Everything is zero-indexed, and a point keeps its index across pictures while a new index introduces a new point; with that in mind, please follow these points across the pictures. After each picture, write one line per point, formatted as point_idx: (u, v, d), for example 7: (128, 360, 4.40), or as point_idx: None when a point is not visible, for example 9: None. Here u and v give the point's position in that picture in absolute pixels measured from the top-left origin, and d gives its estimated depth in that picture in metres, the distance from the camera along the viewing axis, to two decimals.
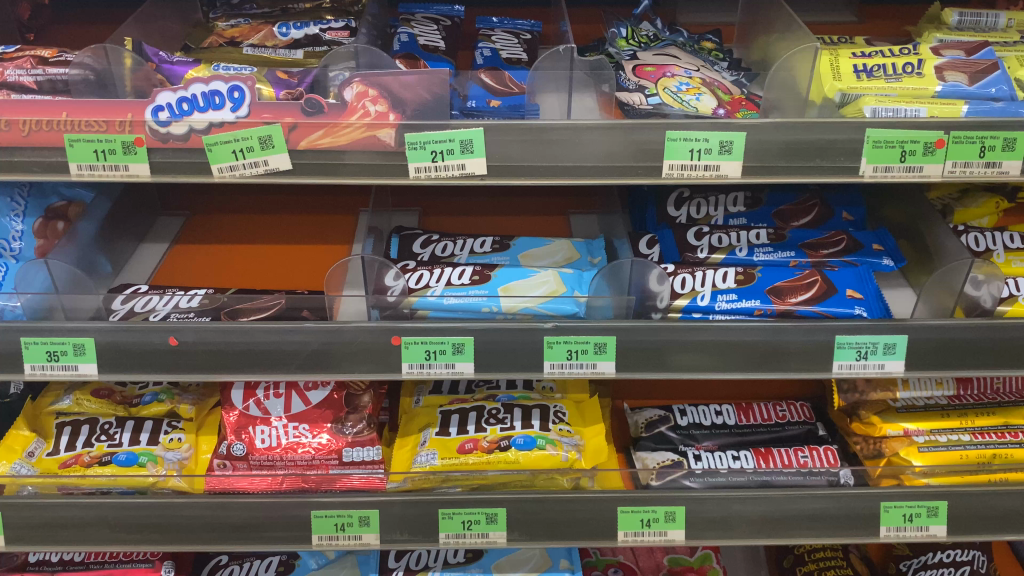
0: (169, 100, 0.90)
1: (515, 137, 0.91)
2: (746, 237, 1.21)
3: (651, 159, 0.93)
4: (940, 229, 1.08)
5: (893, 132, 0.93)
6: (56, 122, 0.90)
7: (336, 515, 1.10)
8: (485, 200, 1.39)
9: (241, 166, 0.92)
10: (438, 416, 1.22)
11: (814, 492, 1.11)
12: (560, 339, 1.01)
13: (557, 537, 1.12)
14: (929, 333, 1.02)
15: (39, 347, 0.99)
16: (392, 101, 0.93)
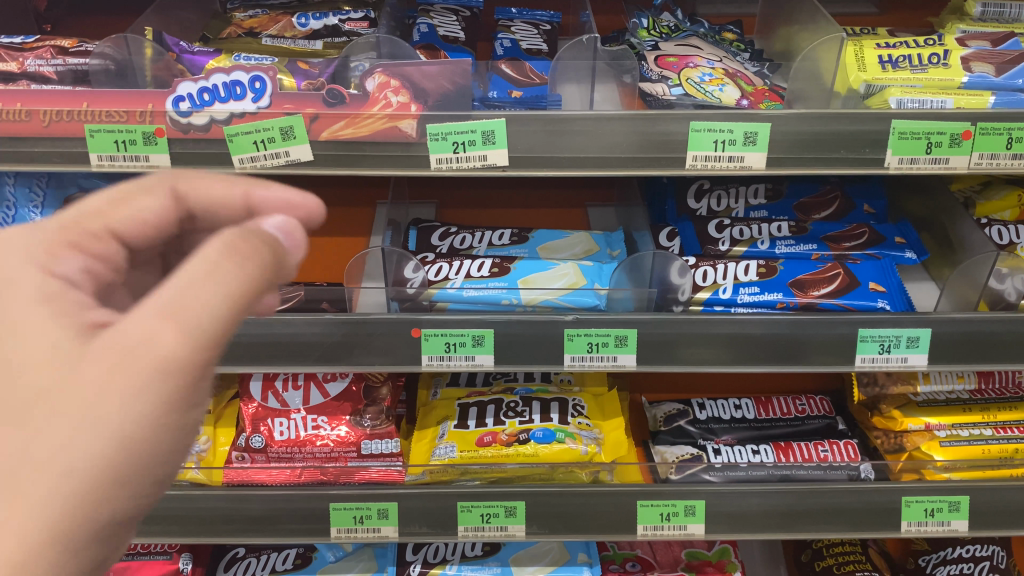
0: (190, 90, 0.90)
1: (536, 127, 0.90)
2: (768, 229, 1.20)
3: (673, 151, 0.92)
4: (963, 222, 1.08)
5: (919, 124, 0.92)
6: (77, 113, 0.90)
7: (355, 507, 1.10)
8: (502, 192, 1.38)
9: (262, 157, 0.92)
10: (457, 409, 1.22)
11: (837, 486, 1.10)
12: (581, 331, 1.00)
13: (575, 530, 1.12)
14: (952, 326, 1.01)
15: None
16: (414, 92, 0.93)
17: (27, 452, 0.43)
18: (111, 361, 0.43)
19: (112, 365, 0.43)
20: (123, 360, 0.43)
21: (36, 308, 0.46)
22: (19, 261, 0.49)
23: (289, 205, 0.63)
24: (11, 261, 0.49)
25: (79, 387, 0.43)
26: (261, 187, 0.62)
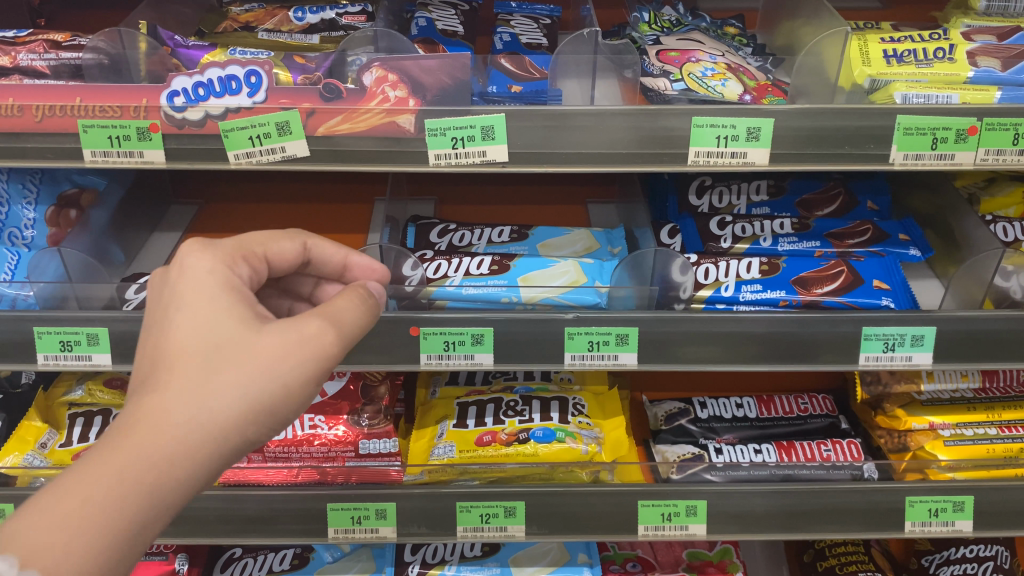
0: (185, 85, 0.88)
1: (537, 122, 0.89)
2: (769, 226, 1.19)
3: (676, 146, 0.91)
4: (968, 219, 1.07)
5: (925, 119, 0.90)
6: (70, 107, 0.89)
7: (353, 507, 1.08)
8: (501, 189, 1.37)
9: (258, 153, 0.90)
10: (456, 408, 1.21)
11: (840, 486, 1.09)
12: (582, 330, 0.99)
13: (575, 530, 1.10)
14: (958, 324, 1.00)
15: (52, 336, 0.97)
16: (412, 86, 0.91)
17: (206, 388, 0.56)
18: (287, 338, 0.59)
19: (284, 341, 0.58)
20: (297, 339, 0.59)
21: (222, 289, 0.61)
22: (212, 260, 0.64)
23: (371, 268, 0.86)
24: (208, 259, 0.63)
25: (257, 348, 0.58)
26: (353, 256, 0.84)
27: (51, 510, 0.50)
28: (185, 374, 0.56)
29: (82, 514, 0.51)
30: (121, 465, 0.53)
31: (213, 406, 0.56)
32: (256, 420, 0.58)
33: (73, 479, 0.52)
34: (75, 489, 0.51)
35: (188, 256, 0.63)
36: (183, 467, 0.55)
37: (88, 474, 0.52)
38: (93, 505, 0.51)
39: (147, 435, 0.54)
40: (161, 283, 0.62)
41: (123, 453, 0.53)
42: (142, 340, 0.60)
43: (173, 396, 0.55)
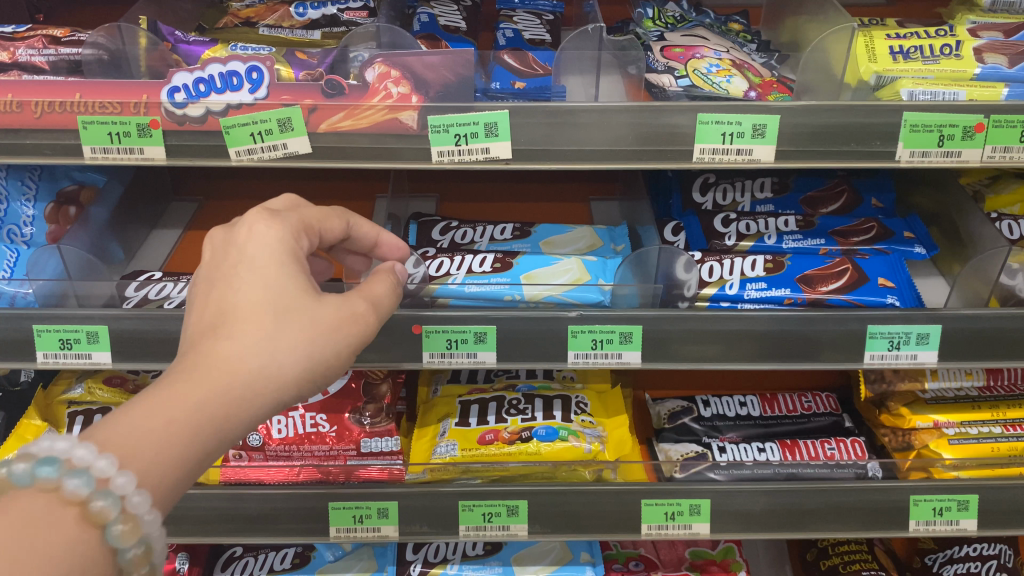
0: (186, 80, 0.87)
1: (540, 119, 0.88)
2: (774, 224, 1.18)
3: (681, 143, 0.90)
4: (973, 216, 1.06)
5: (931, 116, 0.90)
6: (69, 104, 0.88)
7: (355, 506, 1.08)
8: (503, 186, 1.36)
9: (259, 150, 0.89)
10: (458, 406, 1.20)
11: (844, 485, 1.08)
12: (585, 328, 0.98)
13: (578, 530, 1.10)
14: (963, 323, 0.99)
15: (51, 335, 0.96)
16: (415, 83, 0.91)
17: (276, 342, 0.60)
18: (340, 313, 0.64)
19: (340, 314, 0.64)
20: (349, 315, 0.65)
21: (289, 254, 0.65)
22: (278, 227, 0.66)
23: (399, 247, 0.90)
24: (275, 225, 0.66)
25: (319, 314, 0.63)
26: (385, 236, 0.88)
27: (136, 425, 0.53)
28: (258, 326, 0.59)
29: (164, 436, 0.53)
30: (199, 399, 0.55)
31: (281, 361, 0.59)
32: (312, 379, 0.62)
33: (153, 407, 0.54)
34: (157, 414, 0.54)
35: (256, 223, 0.66)
36: (249, 411, 0.58)
37: (169, 404, 0.54)
38: (174, 431, 0.54)
39: (223, 376, 0.57)
40: (225, 241, 0.65)
41: (201, 387, 0.56)
42: (207, 291, 0.62)
43: (246, 344, 0.59)
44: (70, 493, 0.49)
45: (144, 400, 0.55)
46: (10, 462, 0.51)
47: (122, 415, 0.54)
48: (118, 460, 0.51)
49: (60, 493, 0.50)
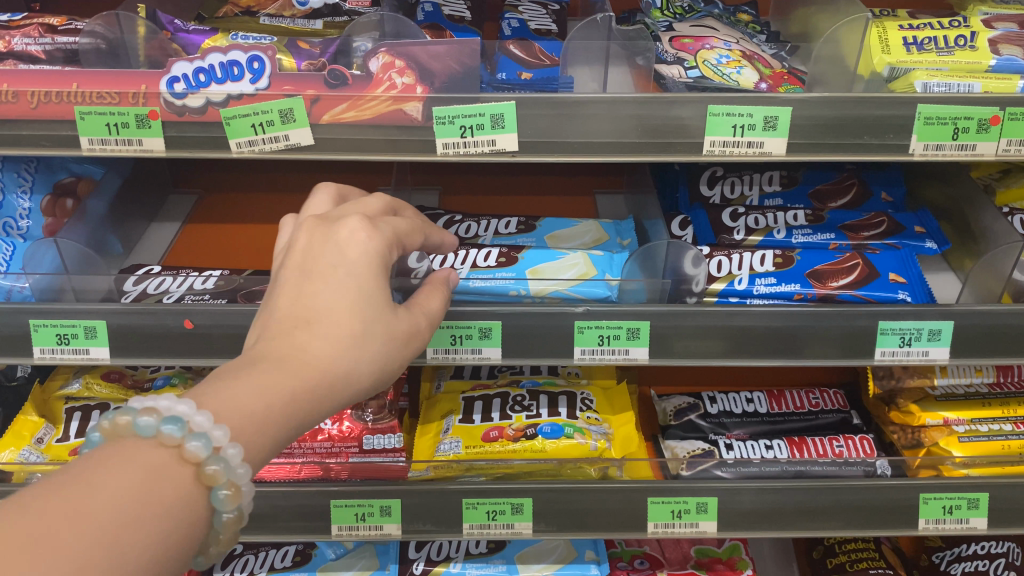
0: (185, 70, 0.85)
1: (547, 110, 0.86)
2: (783, 217, 1.16)
3: (692, 135, 0.88)
4: (986, 211, 1.05)
5: (945, 109, 0.88)
6: (66, 93, 0.86)
7: (357, 504, 1.06)
8: (506, 179, 1.35)
9: (261, 141, 0.87)
10: (461, 402, 1.19)
11: (854, 483, 1.07)
12: (591, 324, 0.96)
13: (584, 528, 1.08)
14: (976, 319, 0.98)
15: (48, 330, 0.95)
16: (420, 73, 0.89)
17: (358, 351, 0.65)
18: (407, 327, 0.70)
19: (407, 329, 0.70)
20: (413, 331, 0.71)
21: (384, 262, 0.68)
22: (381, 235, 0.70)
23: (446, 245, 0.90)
24: (380, 232, 0.69)
25: (395, 327, 0.68)
26: (442, 235, 0.88)
27: (238, 403, 0.58)
28: (347, 330, 0.64)
29: (260, 419, 0.59)
30: (293, 392, 0.60)
31: (359, 367, 0.65)
32: (376, 383, 0.67)
33: (254, 391, 0.59)
34: (258, 399, 0.59)
35: (358, 227, 0.68)
36: (324, 405, 0.63)
37: (267, 390, 0.59)
38: (270, 417, 0.59)
39: (313, 372, 0.62)
40: (332, 234, 0.68)
41: (295, 380, 0.61)
42: (301, 280, 0.66)
43: (335, 345, 0.63)
44: (189, 454, 0.55)
45: (244, 381, 0.59)
46: (136, 415, 0.56)
47: (225, 390, 0.59)
48: (230, 431, 0.57)
49: (179, 452, 0.55)
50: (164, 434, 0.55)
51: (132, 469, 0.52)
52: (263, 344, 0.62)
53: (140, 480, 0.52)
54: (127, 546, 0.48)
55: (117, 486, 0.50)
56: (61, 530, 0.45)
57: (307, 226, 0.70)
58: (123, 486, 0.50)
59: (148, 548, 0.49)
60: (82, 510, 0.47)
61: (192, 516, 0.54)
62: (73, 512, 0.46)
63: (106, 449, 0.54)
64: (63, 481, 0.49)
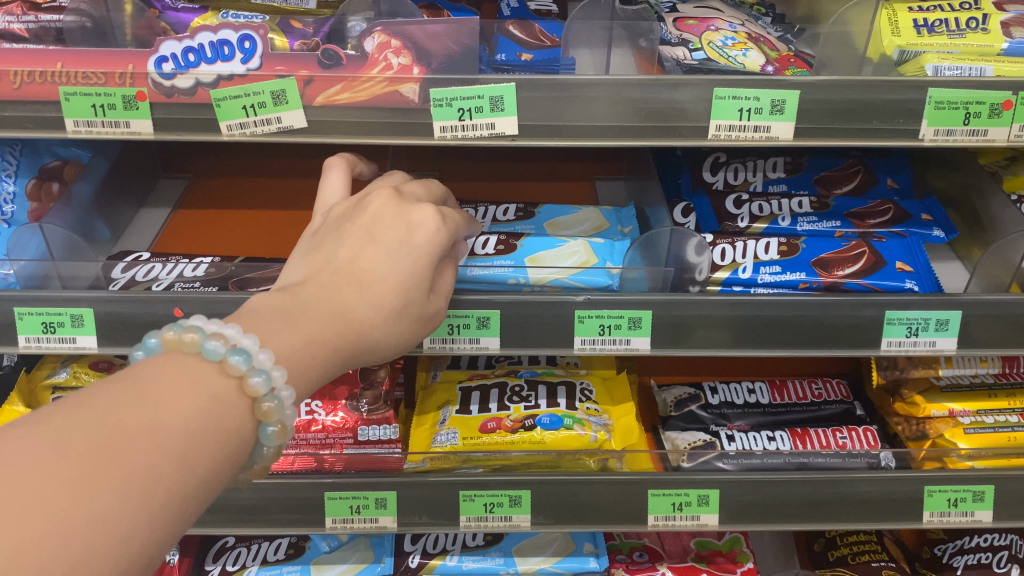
0: (174, 49, 0.84)
1: (548, 92, 0.83)
2: (787, 205, 1.14)
3: (697, 119, 0.85)
4: (995, 198, 1.03)
5: (957, 93, 0.85)
6: (51, 73, 0.83)
7: (352, 497, 1.04)
8: (503, 165, 1.32)
9: (253, 124, 0.84)
10: (458, 393, 1.17)
11: (858, 475, 1.05)
12: (592, 313, 0.94)
13: (583, 521, 1.06)
14: (986, 308, 0.95)
15: (34, 318, 0.92)
16: (416, 53, 0.86)
17: (394, 326, 0.69)
18: (438, 309, 0.74)
19: (437, 312, 0.74)
20: (442, 313, 0.75)
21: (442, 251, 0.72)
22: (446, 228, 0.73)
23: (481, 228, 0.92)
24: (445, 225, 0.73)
25: (428, 310, 0.72)
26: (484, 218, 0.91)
27: (289, 345, 0.62)
28: (392, 304, 0.68)
29: (305, 364, 0.62)
30: (333, 346, 0.64)
31: (389, 340, 0.69)
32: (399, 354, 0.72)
33: (301, 338, 0.62)
34: (304, 347, 0.62)
35: (431, 217, 0.71)
36: (351, 360, 0.68)
37: (311, 339, 0.63)
38: (311, 365, 0.63)
39: (352, 333, 0.66)
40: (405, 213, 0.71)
41: (336, 336, 0.64)
42: (364, 244, 0.69)
43: (378, 315, 0.67)
44: (249, 387, 0.58)
45: (294, 325, 0.63)
46: (204, 336, 0.59)
47: (280, 330, 0.62)
48: (286, 372, 0.60)
49: (239, 382, 0.58)
50: (230, 363, 0.57)
51: (197, 393, 0.55)
52: (315, 289, 0.66)
53: (204, 404, 0.55)
54: (190, 467, 0.51)
55: (184, 410, 0.53)
56: (137, 445, 0.48)
57: (381, 194, 0.74)
58: (193, 409, 0.53)
59: (205, 469, 0.53)
60: (155, 429, 0.50)
61: (244, 444, 0.57)
62: (147, 429, 0.49)
63: (174, 366, 0.57)
64: (139, 395, 0.51)
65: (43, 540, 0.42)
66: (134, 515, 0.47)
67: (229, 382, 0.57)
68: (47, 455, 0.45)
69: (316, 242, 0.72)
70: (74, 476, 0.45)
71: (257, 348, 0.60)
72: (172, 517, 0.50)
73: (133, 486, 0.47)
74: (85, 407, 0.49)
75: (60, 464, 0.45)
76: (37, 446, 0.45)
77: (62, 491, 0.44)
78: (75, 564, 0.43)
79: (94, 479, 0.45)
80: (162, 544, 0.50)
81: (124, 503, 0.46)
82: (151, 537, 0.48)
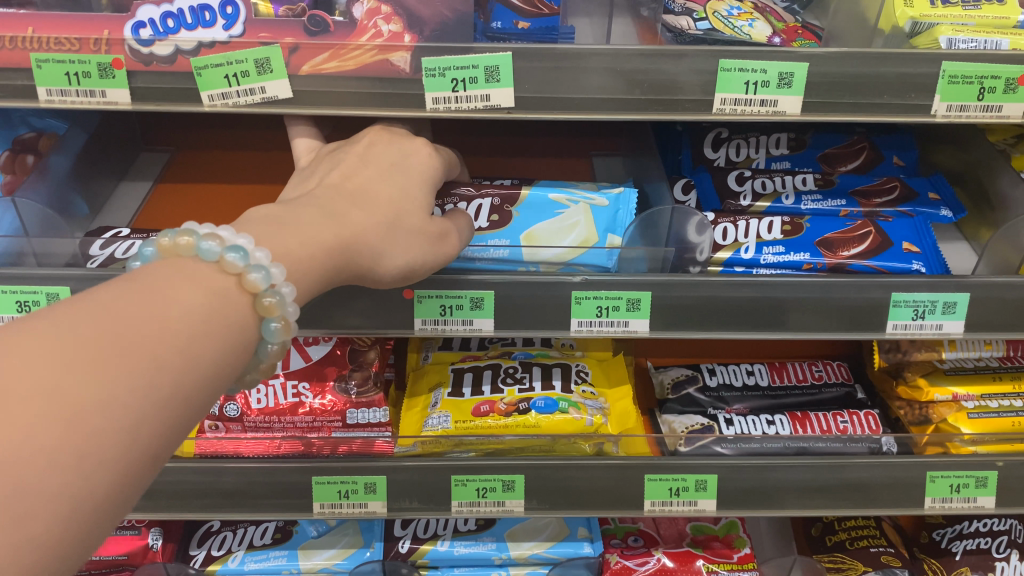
0: (152, 15, 0.78)
1: (545, 63, 0.79)
2: (791, 181, 1.11)
3: (701, 92, 0.81)
4: (1005, 176, 1.00)
5: (972, 67, 0.82)
6: (21, 39, 0.78)
7: (340, 481, 1.01)
8: (497, 139, 1.28)
9: (235, 94, 0.80)
10: (450, 375, 1.14)
11: (861, 460, 1.03)
12: (590, 294, 0.90)
13: (578, 506, 1.03)
14: (995, 291, 0.92)
15: (8, 296, 0.87)
16: (409, 20, 0.81)
17: (390, 233, 0.73)
18: (437, 233, 0.79)
19: (437, 234, 0.79)
20: (443, 238, 0.80)
21: (428, 175, 0.81)
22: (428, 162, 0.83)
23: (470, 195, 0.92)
24: (428, 161, 0.83)
25: (424, 228, 0.77)
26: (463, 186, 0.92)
27: (287, 246, 0.63)
28: (385, 212, 0.73)
29: (302, 264, 0.64)
30: (331, 245, 0.67)
31: (386, 249, 0.73)
32: (392, 272, 0.75)
33: (301, 239, 0.65)
34: (301, 248, 0.64)
35: (423, 146, 0.83)
36: (345, 270, 0.70)
37: (311, 240, 0.65)
38: (310, 265, 0.65)
39: (351, 236, 0.69)
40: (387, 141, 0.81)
41: (333, 234, 0.67)
42: (354, 167, 0.77)
43: (375, 219, 0.72)
44: (248, 283, 0.58)
45: (291, 230, 0.65)
46: (199, 238, 0.59)
47: (276, 235, 0.64)
48: (284, 269, 0.61)
49: (237, 280, 0.58)
50: (225, 260, 0.58)
51: (196, 289, 0.55)
52: (313, 198, 0.71)
53: (205, 300, 0.54)
54: (193, 358, 0.50)
55: (183, 304, 0.52)
56: (137, 336, 0.47)
57: (369, 131, 0.83)
58: (194, 303, 0.53)
59: (207, 364, 0.52)
60: (153, 321, 0.49)
61: (247, 340, 0.57)
62: (146, 320, 0.48)
63: (171, 265, 0.57)
64: (135, 291, 0.50)
65: (47, 429, 0.41)
66: (140, 402, 0.46)
67: (228, 279, 0.58)
68: (46, 344, 0.43)
69: (309, 173, 0.79)
70: (74, 365, 0.43)
71: (252, 247, 0.60)
72: (178, 408, 0.49)
73: (136, 374, 0.46)
74: (83, 302, 0.47)
75: (57, 353, 0.43)
76: (35, 337, 0.43)
77: (64, 378, 0.43)
78: (80, 450, 0.42)
79: (93, 368, 0.44)
80: (168, 438, 0.49)
81: (125, 391, 0.45)
82: (158, 426, 0.47)
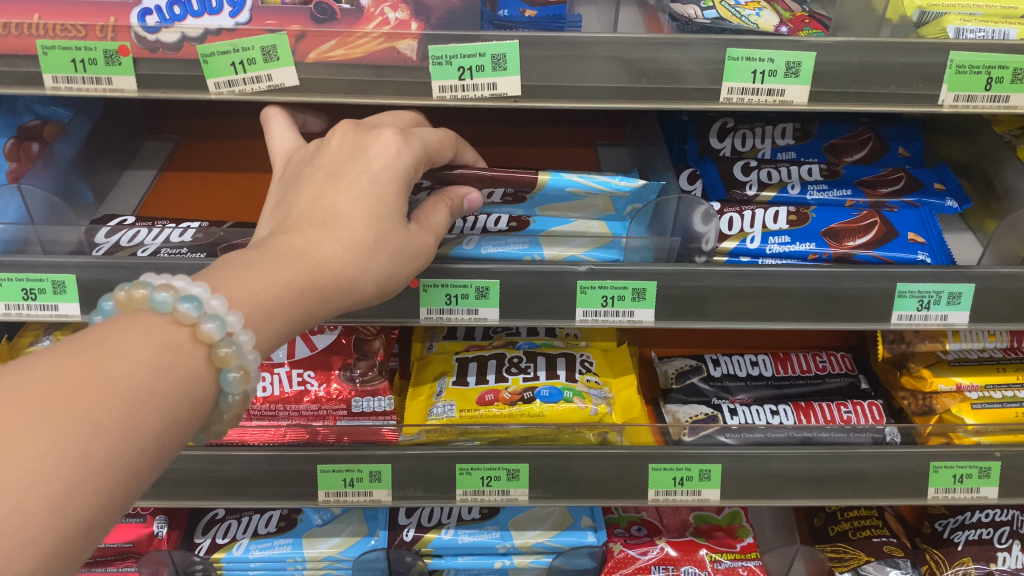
0: (158, 2, 0.79)
1: (552, 51, 0.79)
2: (797, 172, 1.11)
3: (708, 81, 0.81)
4: (1009, 166, 0.99)
5: (980, 56, 0.81)
6: (27, 25, 0.78)
7: (344, 470, 1.01)
8: (502, 129, 1.28)
9: (242, 82, 0.80)
10: (455, 364, 1.14)
11: (864, 450, 1.03)
12: (595, 284, 0.91)
13: (581, 495, 1.04)
14: (999, 281, 0.92)
15: (13, 284, 0.87)
16: (415, 7, 0.81)
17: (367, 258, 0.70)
18: (417, 245, 0.76)
19: (416, 245, 0.75)
20: (422, 247, 0.76)
21: (405, 177, 0.75)
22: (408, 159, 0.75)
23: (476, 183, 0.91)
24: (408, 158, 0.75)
25: (404, 242, 0.73)
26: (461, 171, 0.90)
27: (249, 291, 0.62)
28: (360, 236, 0.69)
29: (268, 310, 0.63)
30: (301, 287, 0.65)
31: (364, 276, 0.70)
32: (370, 297, 0.73)
33: (264, 280, 0.63)
34: (272, 297, 0.63)
35: (393, 142, 0.75)
36: (322, 305, 0.68)
37: (274, 284, 0.63)
38: (276, 307, 0.63)
39: (323, 273, 0.67)
40: (357, 145, 0.75)
41: (301, 275, 0.65)
42: (324, 184, 0.72)
43: (348, 246, 0.69)
44: (202, 334, 0.57)
45: (256, 275, 0.63)
46: (154, 290, 0.58)
47: (244, 281, 0.62)
48: (241, 316, 0.60)
49: (191, 330, 0.57)
50: (179, 311, 0.57)
51: (146, 344, 0.54)
52: (280, 233, 0.67)
53: (155, 356, 0.54)
54: (137, 420, 0.50)
55: (129, 361, 0.52)
56: (73, 402, 0.47)
57: (340, 129, 0.77)
58: (142, 361, 0.52)
59: (154, 425, 0.52)
60: (95, 383, 0.49)
61: (202, 392, 0.57)
62: (86, 385, 0.48)
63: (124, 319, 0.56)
64: (81, 352, 0.50)
65: None
66: (74, 472, 0.46)
67: (182, 330, 0.57)
68: None
69: (282, 189, 0.75)
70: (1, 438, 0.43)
71: (209, 296, 0.59)
72: (119, 473, 0.49)
73: (69, 444, 0.46)
74: (24, 366, 0.47)
75: None
76: None
77: None
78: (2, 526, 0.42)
79: (22, 440, 0.44)
80: (109, 503, 0.49)
81: (60, 469, 0.45)
82: (95, 494, 0.47)
